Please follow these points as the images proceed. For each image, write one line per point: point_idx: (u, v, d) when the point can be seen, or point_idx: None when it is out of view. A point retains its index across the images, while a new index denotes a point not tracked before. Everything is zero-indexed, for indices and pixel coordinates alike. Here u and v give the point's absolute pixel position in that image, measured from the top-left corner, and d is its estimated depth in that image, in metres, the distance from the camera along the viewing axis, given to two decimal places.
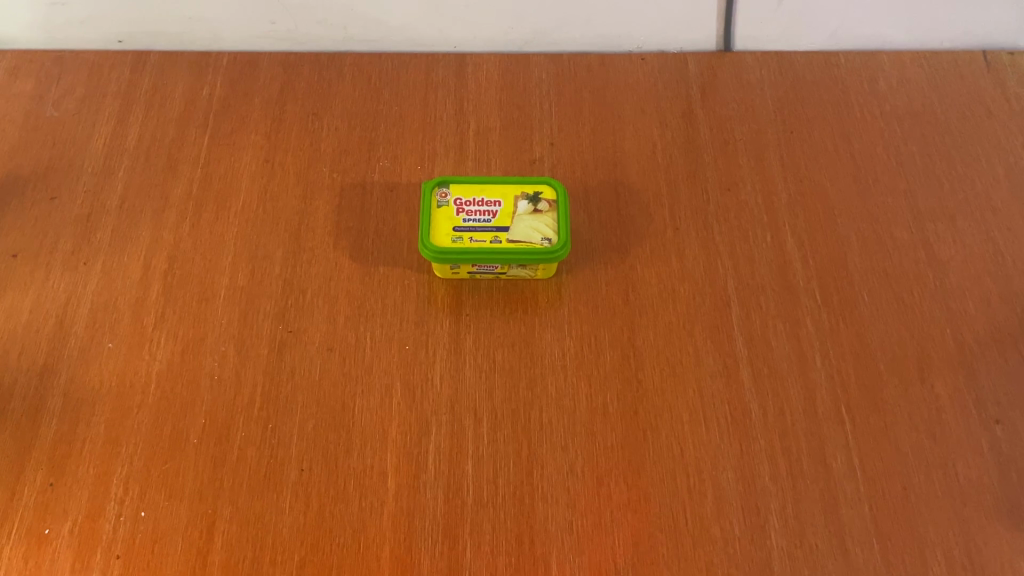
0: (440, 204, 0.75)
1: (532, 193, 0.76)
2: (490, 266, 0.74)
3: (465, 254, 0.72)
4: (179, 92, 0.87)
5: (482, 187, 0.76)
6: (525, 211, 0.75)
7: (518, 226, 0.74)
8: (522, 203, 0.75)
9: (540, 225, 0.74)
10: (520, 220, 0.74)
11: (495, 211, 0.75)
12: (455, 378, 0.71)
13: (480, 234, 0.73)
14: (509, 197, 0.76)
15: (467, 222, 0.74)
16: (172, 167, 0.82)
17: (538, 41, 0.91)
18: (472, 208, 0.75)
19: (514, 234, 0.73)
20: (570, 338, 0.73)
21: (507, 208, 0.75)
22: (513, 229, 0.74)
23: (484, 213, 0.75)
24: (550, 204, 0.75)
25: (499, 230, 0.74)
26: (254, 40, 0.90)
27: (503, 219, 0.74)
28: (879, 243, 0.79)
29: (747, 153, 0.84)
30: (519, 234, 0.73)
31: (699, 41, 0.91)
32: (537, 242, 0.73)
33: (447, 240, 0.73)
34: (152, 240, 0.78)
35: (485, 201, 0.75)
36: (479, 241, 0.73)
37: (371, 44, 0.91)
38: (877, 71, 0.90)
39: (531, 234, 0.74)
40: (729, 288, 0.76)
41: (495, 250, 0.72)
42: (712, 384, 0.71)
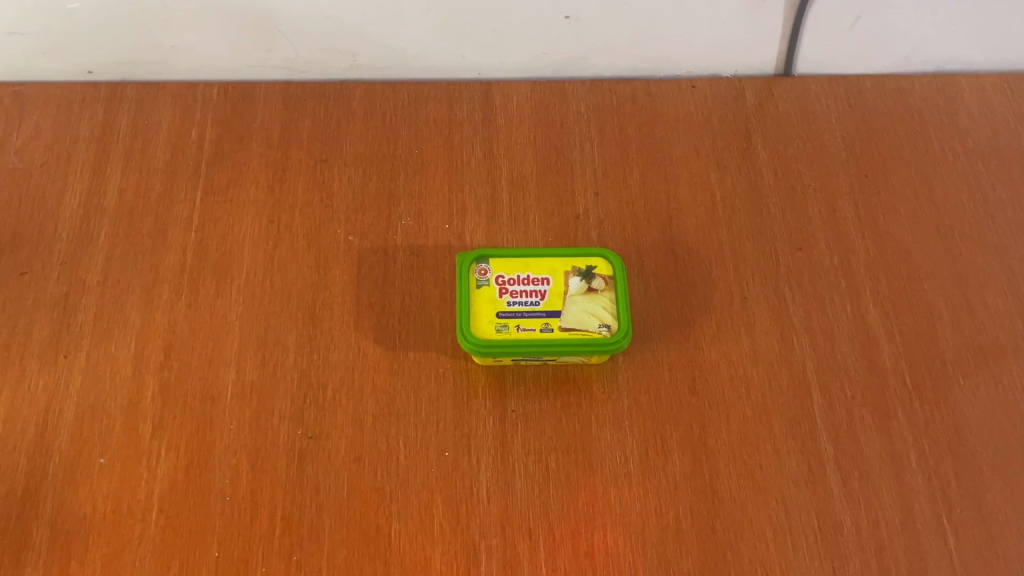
0: (480, 283, 0.65)
1: (585, 267, 0.66)
2: (539, 357, 0.64)
3: (513, 347, 0.62)
4: (164, 135, 0.75)
5: (526, 260, 0.67)
6: (578, 290, 0.65)
7: (570, 309, 0.64)
8: (573, 280, 0.66)
9: (596, 308, 0.65)
10: (573, 302, 0.65)
11: (543, 291, 0.65)
12: (505, 492, 0.62)
13: (527, 320, 0.64)
14: (558, 273, 0.66)
15: (513, 305, 0.64)
16: (161, 230, 0.71)
17: (575, 66, 0.80)
18: (517, 287, 0.65)
19: (567, 320, 0.64)
20: (633, 437, 0.64)
21: (556, 288, 0.65)
22: (566, 313, 0.64)
23: (531, 294, 0.65)
24: (606, 281, 0.66)
25: (549, 314, 0.64)
26: (248, 68, 0.78)
27: (553, 301, 0.65)
28: (970, 312, 0.70)
29: (818, 202, 0.74)
30: (573, 320, 0.64)
31: (758, 65, 0.80)
32: (595, 329, 0.63)
33: (490, 328, 0.63)
34: (142, 324, 0.67)
35: (531, 278, 0.66)
36: (527, 330, 0.63)
37: (383, 71, 0.79)
38: (956, 100, 0.80)
39: (587, 318, 0.64)
40: (808, 372, 0.67)
41: (547, 341, 0.62)
42: (797, 492, 0.63)
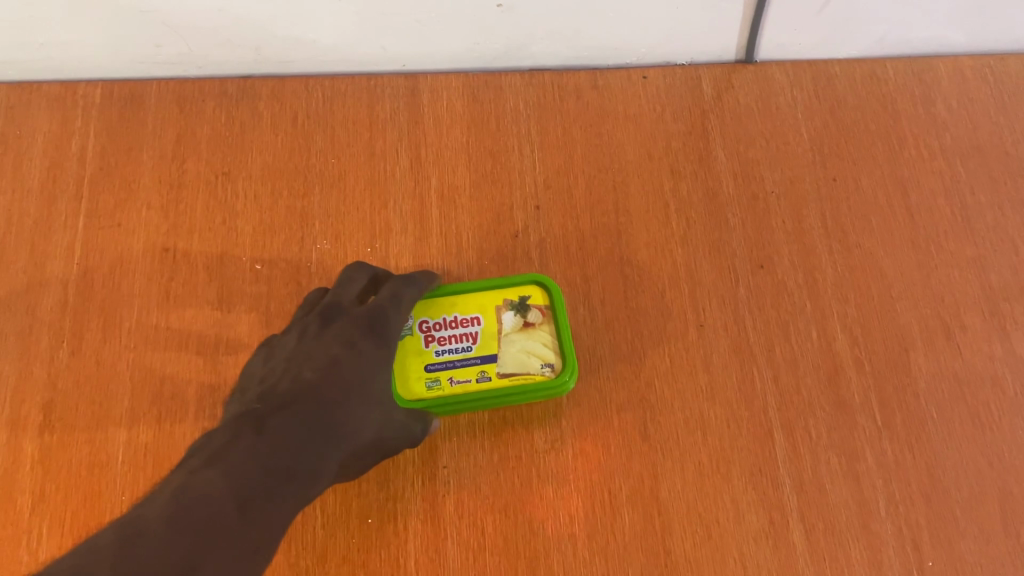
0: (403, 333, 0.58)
1: (518, 299, 0.60)
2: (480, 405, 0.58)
3: (448, 405, 0.56)
4: (39, 149, 0.66)
5: (452, 299, 0.59)
6: (513, 327, 0.59)
7: (508, 351, 0.58)
8: (507, 316, 0.59)
9: (535, 345, 0.58)
10: (509, 341, 0.58)
11: (474, 332, 0.58)
12: (435, 562, 0.55)
13: (460, 369, 0.57)
14: (489, 310, 0.59)
15: (443, 355, 0.57)
16: (40, 264, 0.62)
17: (512, 56, 0.70)
18: (444, 334, 0.58)
19: (506, 364, 0.58)
20: (577, 492, 0.58)
21: (489, 326, 0.59)
22: (503, 356, 0.58)
23: (462, 339, 0.58)
24: (542, 312, 0.59)
25: (484, 359, 0.57)
26: (136, 65, 0.68)
27: (487, 344, 0.58)
28: (946, 335, 0.64)
29: (781, 212, 0.68)
30: (512, 364, 0.58)
31: (717, 51, 0.72)
32: (537, 370, 0.57)
33: (420, 386, 0.57)
34: (19, 379, 0.59)
35: (459, 320, 0.59)
36: (461, 381, 0.57)
37: (293, 65, 0.69)
38: (932, 89, 0.72)
39: (527, 359, 0.58)
40: (769, 410, 0.61)
41: (484, 394, 0.56)
42: (757, 549, 0.57)
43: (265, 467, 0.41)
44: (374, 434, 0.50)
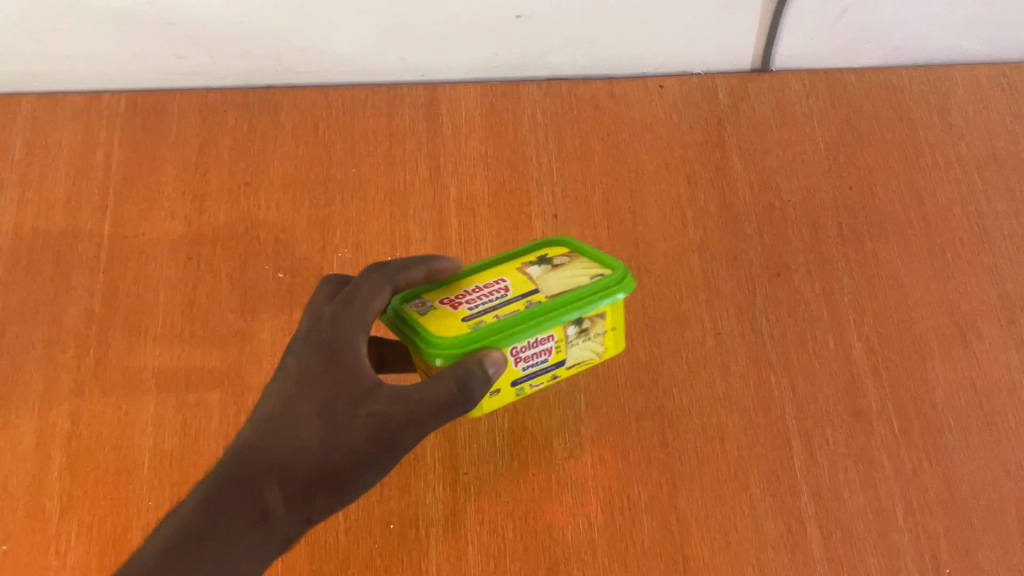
0: (424, 311, 0.48)
1: (535, 257, 0.53)
2: (546, 339, 0.48)
3: (504, 334, 0.46)
4: (64, 157, 0.67)
5: (466, 280, 0.51)
6: (542, 271, 0.51)
7: (548, 280, 0.50)
8: (530, 268, 0.51)
9: (573, 274, 0.50)
10: (546, 278, 0.50)
11: (502, 284, 0.50)
12: (456, 566, 0.56)
13: (538, 375, 0.50)
14: (510, 270, 0.52)
15: (478, 307, 0.48)
16: (65, 272, 0.63)
17: (530, 66, 0.71)
18: (472, 296, 0.49)
19: (550, 289, 0.49)
20: (596, 500, 0.59)
21: (516, 275, 0.51)
22: (544, 284, 0.49)
23: (493, 292, 0.49)
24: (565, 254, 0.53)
25: (558, 362, 0.50)
26: (159, 76, 0.69)
27: (522, 287, 0.49)
28: (964, 343, 0.64)
29: (799, 221, 0.68)
30: (558, 283, 0.49)
31: (732, 61, 0.73)
32: (588, 279, 0.49)
33: (464, 327, 0.47)
34: (45, 386, 0.60)
35: (482, 287, 0.50)
36: (506, 312, 0.47)
37: (314, 76, 0.70)
38: (949, 98, 0.73)
39: (574, 279, 0.50)
40: (787, 418, 0.61)
41: (536, 304, 0.47)
42: (775, 557, 0.57)
43: (180, 531, 0.40)
44: (347, 429, 0.44)
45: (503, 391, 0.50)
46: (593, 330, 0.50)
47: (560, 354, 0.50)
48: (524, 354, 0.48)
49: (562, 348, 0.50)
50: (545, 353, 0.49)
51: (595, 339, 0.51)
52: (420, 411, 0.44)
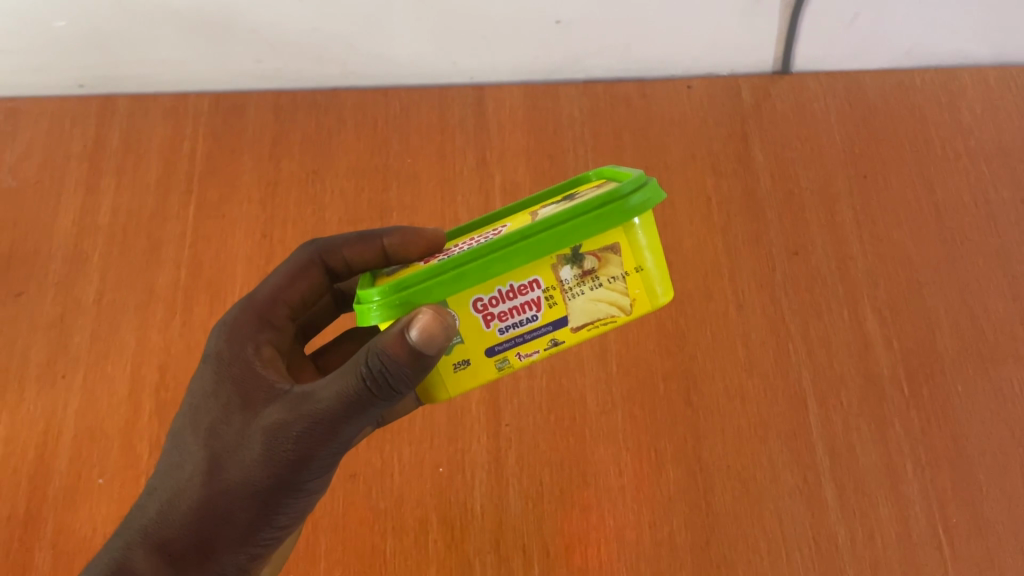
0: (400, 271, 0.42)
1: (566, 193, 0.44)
2: (528, 288, 0.37)
3: (451, 270, 0.37)
4: (155, 150, 0.76)
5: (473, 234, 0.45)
6: (556, 203, 0.42)
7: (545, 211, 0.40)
8: (548, 204, 0.43)
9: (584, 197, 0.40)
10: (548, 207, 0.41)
11: (501, 226, 0.42)
12: (499, 506, 0.63)
13: (528, 341, 0.38)
14: (524, 213, 0.43)
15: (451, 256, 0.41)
16: (155, 248, 0.72)
17: (569, 69, 0.78)
18: (462, 246, 0.42)
19: (546, 214, 0.39)
20: (626, 451, 0.64)
21: (522, 216, 0.42)
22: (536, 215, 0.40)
23: (485, 237, 0.42)
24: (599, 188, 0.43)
25: (556, 321, 0.38)
26: (238, 79, 0.77)
27: (519, 223, 0.41)
28: (971, 318, 0.69)
29: (816, 207, 0.74)
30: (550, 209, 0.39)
31: (755, 63, 0.79)
32: (591, 196, 0.38)
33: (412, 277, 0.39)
34: (138, 345, 0.68)
35: (483, 233, 0.43)
36: (473, 246, 0.39)
37: (374, 79, 0.78)
38: (959, 96, 0.78)
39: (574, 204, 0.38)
40: (804, 382, 0.67)
41: (496, 239, 0.37)
42: (791, 504, 0.62)
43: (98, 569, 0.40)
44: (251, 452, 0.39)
45: (477, 363, 0.39)
46: (607, 276, 0.37)
47: (556, 309, 0.38)
48: (495, 310, 0.38)
49: (559, 302, 0.38)
50: (531, 308, 0.38)
51: (611, 286, 0.37)
52: (322, 415, 0.38)
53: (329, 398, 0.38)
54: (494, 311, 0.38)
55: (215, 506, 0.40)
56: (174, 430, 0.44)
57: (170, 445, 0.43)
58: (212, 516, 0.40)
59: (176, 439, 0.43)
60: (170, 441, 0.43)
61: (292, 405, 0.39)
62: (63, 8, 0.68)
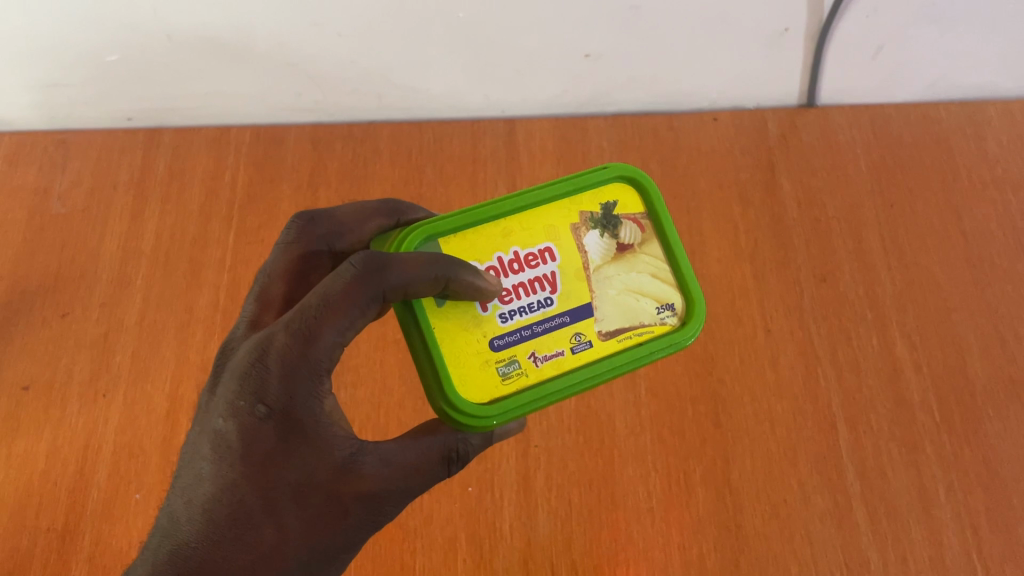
0: (452, 310, 0.47)
1: (602, 215, 0.50)
2: None
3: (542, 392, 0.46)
4: (197, 179, 0.79)
5: (503, 229, 0.49)
6: (605, 262, 0.49)
7: (605, 302, 0.48)
8: (594, 252, 0.49)
9: (638, 288, 0.49)
10: (604, 283, 0.49)
11: (551, 287, 0.48)
12: (527, 525, 0.63)
13: None
14: (563, 242, 0.49)
15: (510, 324, 0.47)
16: (196, 272, 0.74)
17: (597, 101, 0.81)
18: (509, 295, 0.48)
19: (609, 316, 0.48)
20: (655, 473, 0.64)
21: (572, 263, 0.49)
22: (599, 309, 0.48)
23: (539, 302, 0.48)
24: (634, 230, 0.50)
25: None
26: (278, 112, 0.81)
27: (574, 301, 0.48)
28: (1001, 344, 0.69)
29: (843, 234, 0.75)
30: (616, 318, 0.48)
31: (781, 96, 0.81)
32: (656, 320, 0.48)
33: (493, 377, 0.46)
34: (177, 364, 0.70)
35: (529, 275, 0.48)
36: (549, 356, 0.47)
37: (409, 112, 0.81)
38: (984, 127, 0.79)
39: (636, 314, 0.48)
40: (834, 406, 0.67)
41: (574, 377, 0.46)
42: (822, 528, 0.62)
43: None
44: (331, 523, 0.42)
45: None
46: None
47: None
48: None
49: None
50: None
51: None
52: (410, 485, 0.44)
53: (417, 472, 0.45)
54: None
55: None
56: (219, 477, 0.41)
57: (222, 498, 0.41)
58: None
59: (233, 495, 0.41)
60: (218, 492, 0.41)
61: (387, 478, 0.43)
62: (117, 43, 0.71)
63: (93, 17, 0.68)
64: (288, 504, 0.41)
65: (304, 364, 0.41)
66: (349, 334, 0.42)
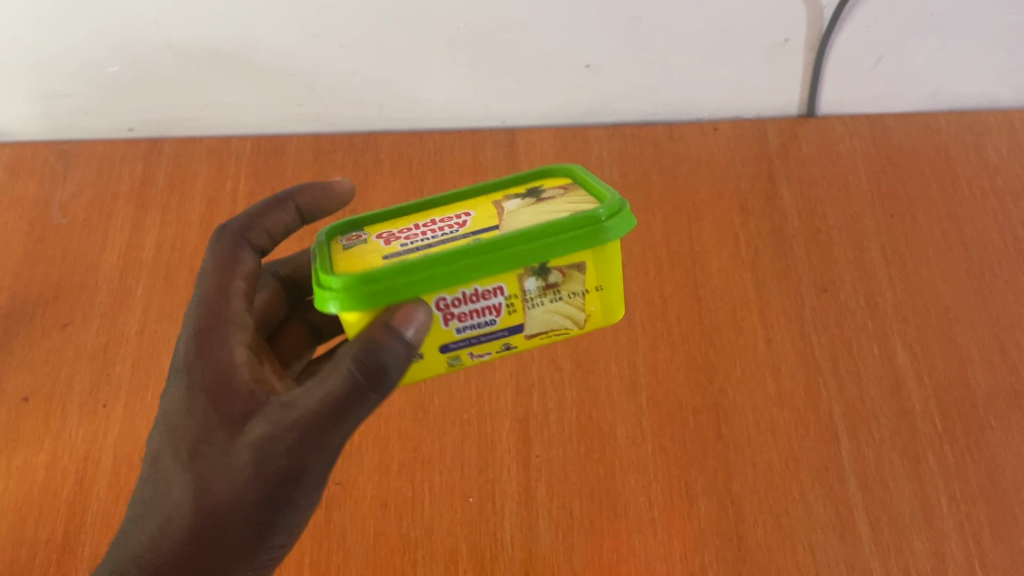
0: (346, 246, 0.44)
1: (527, 189, 0.48)
2: (491, 294, 0.41)
3: (422, 266, 0.40)
4: (198, 189, 0.79)
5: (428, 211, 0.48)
6: (520, 203, 0.45)
7: (510, 215, 0.43)
8: (510, 202, 0.46)
9: (551, 206, 0.44)
10: (513, 209, 0.45)
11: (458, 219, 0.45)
12: (528, 536, 0.63)
13: (482, 343, 0.43)
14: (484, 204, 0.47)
15: (406, 244, 0.43)
16: (197, 282, 0.74)
17: (598, 112, 0.81)
18: (410, 232, 0.45)
19: (512, 220, 0.43)
20: (656, 483, 0.64)
21: (484, 209, 0.45)
22: (500, 219, 0.43)
23: (443, 229, 0.44)
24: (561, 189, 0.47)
25: (511, 327, 0.43)
26: (280, 123, 0.81)
27: (478, 221, 0.44)
28: (1003, 353, 0.68)
29: (844, 245, 0.75)
30: (517, 219, 0.43)
31: (781, 106, 0.81)
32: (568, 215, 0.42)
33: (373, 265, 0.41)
34: None
35: (437, 220, 0.45)
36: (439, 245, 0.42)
37: (409, 123, 0.81)
38: (984, 137, 0.79)
39: (545, 215, 0.43)
40: (836, 416, 0.66)
41: (472, 244, 0.40)
42: (825, 539, 0.62)
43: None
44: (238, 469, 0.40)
45: (429, 357, 0.43)
46: (569, 291, 0.43)
47: (513, 316, 0.43)
48: (456, 311, 0.41)
49: (519, 309, 0.43)
50: (491, 312, 0.42)
51: (570, 300, 0.43)
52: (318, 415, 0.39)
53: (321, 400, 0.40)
54: (455, 312, 0.41)
55: (222, 527, 0.40)
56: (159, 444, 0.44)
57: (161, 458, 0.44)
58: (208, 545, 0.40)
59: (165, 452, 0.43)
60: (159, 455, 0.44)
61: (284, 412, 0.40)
62: (119, 55, 0.72)
63: (95, 26, 0.68)
64: (197, 458, 0.41)
65: (214, 315, 0.46)
66: (243, 285, 0.49)
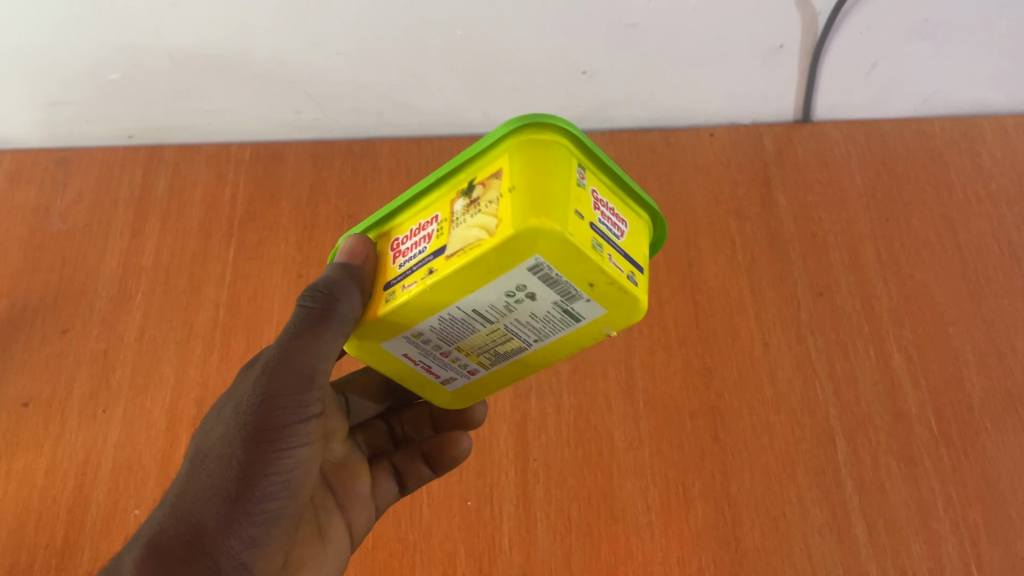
0: None
1: None
2: (430, 221, 0.39)
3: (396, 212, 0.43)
4: (198, 195, 0.80)
5: None
6: None
7: None
8: None
9: None
10: None
11: None
12: (526, 540, 0.63)
13: (415, 273, 0.38)
14: None
15: None
16: (196, 288, 0.75)
17: (594, 118, 0.82)
18: None
19: None
20: (654, 486, 0.65)
21: None
22: None
23: None
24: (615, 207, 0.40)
25: (436, 250, 0.37)
26: (278, 129, 0.81)
27: None
28: (998, 357, 0.68)
29: (840, 250, 0.75)
30: None
31: (777, 112, 0.81)
32: None
33: None
34: (178, 379, 0.70)
35: None
36: None
37: (407, 128, 0.82)
38: (978, 142, 0.79)
39: None
40: (832, 419, 0.67)
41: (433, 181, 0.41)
42: (822, 541, 0.62)
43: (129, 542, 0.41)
44: (223, 423, 0.43)
45: (380, 296, 0.41)
46: (484, 200, 0.35)
47: (440, 239, 0.37)
48: (405, 247, 0.41)
49: (445, 231, 0.37)
50: (425, 239, 0.39)
51: (487, 208, 0.35)
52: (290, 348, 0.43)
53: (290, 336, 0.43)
54: (402, 248, 0.41)
55: (217, 460, 0.41)
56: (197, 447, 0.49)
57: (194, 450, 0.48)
58: (188, 502, 0.40)
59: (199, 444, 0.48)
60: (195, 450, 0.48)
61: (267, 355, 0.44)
62: (118, 63, 0.72)
63: (93, 36, 0.69)
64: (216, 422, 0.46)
65: None
66: None
